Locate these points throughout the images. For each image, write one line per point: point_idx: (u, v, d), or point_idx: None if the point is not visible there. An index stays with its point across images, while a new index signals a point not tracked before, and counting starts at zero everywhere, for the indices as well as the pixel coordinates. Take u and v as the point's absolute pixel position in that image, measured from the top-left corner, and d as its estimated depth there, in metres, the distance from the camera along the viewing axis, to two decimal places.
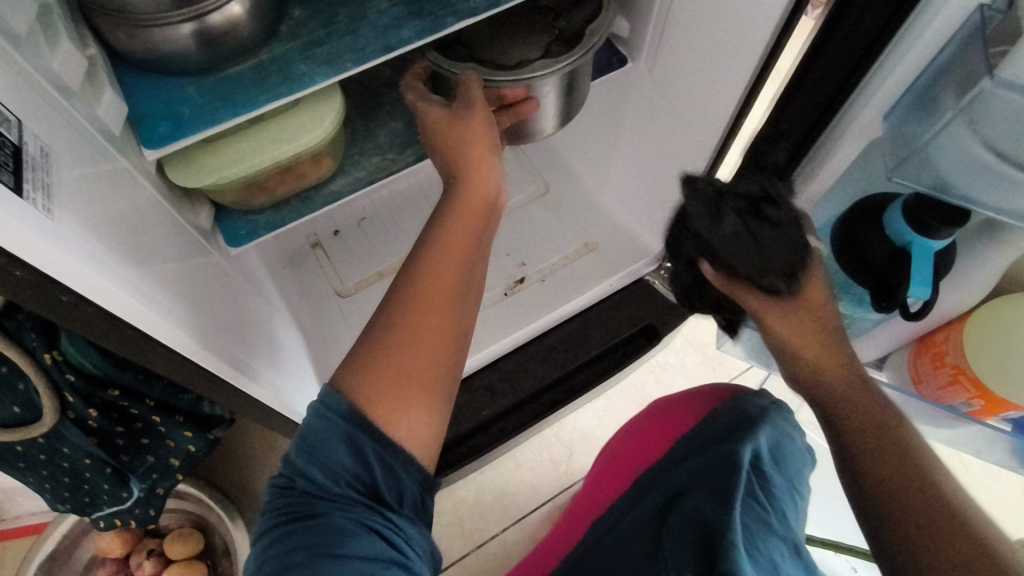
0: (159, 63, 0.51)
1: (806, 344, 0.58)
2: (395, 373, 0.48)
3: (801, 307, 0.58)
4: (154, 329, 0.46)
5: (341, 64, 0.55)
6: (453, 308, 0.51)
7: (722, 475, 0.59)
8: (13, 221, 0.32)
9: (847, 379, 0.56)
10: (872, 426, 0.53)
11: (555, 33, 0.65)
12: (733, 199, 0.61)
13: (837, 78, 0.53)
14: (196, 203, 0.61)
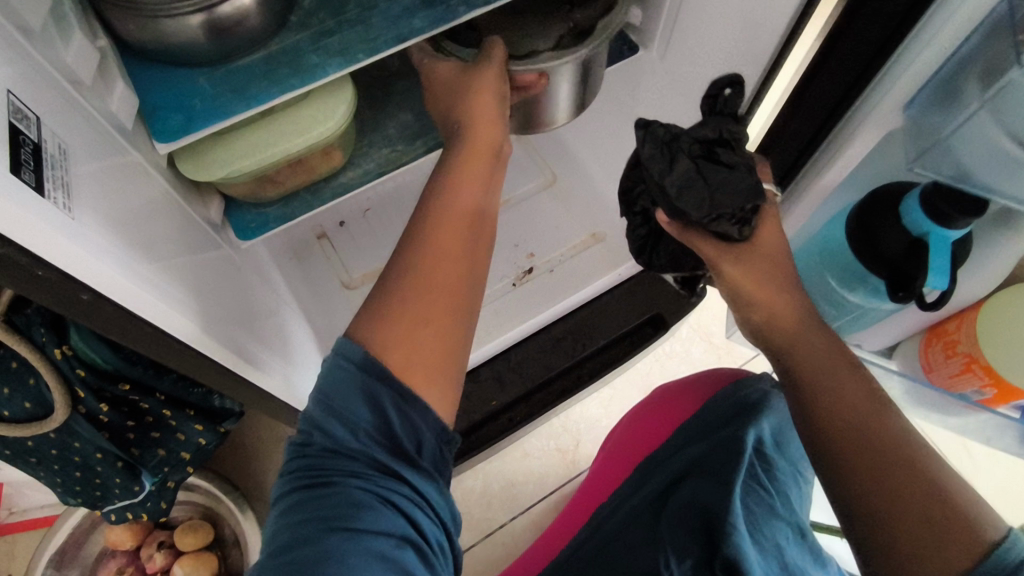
0: (169, 55, 0.50)
1: (756, 289, 0.56)
2: (410, 330, 0.48)
3: (756, 256, 0.58)
4: (172, 326, 0.45)
5: (353, 54, 0.54)
6: (452, 267, 0.51)
7: (723, 461, 0.55)
8: (37, 221, 0.32)
9: (799, 325, 0.54)
10: (829, 377, 0.51)
11: (569, 24, 0.63)
12: (689, 141, 0.57)
13: (855, 68, 0.52)
14: (207, 196, 0.61)
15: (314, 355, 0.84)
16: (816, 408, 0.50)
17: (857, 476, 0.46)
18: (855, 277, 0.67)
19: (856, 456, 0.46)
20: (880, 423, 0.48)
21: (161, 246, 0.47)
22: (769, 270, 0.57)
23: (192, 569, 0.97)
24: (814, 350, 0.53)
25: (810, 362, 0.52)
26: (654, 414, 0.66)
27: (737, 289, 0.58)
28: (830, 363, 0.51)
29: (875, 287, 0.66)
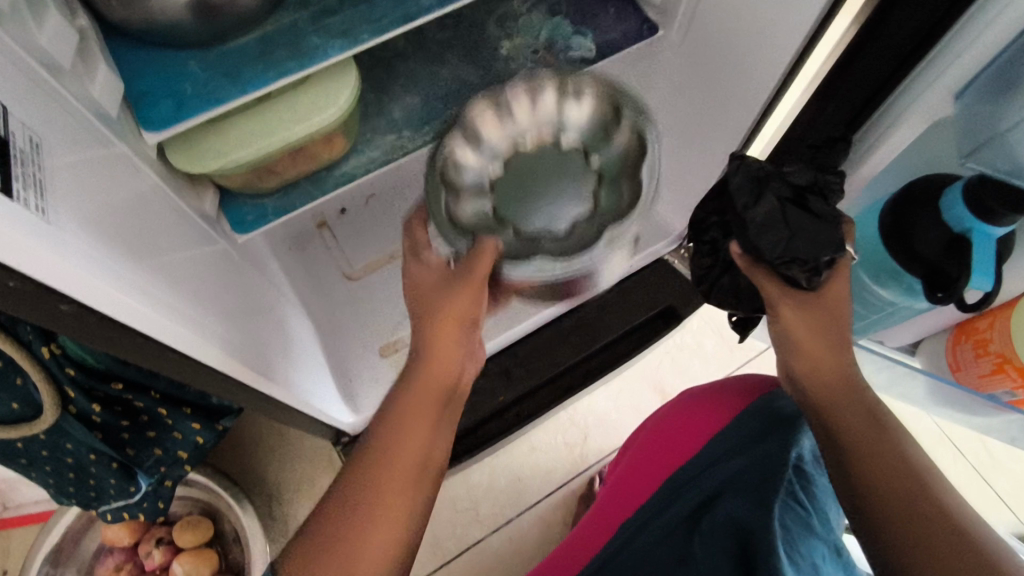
0: (157, 36, 0.46)
1: (809, 339, 0.59)
2: (363, 524, 0.49)
3: (822, 308, 0.59)
4: (165, 335, 0.42)
5: (357, 35, 0.50)
6: (414, 453, 0.53)
7: (761, 479, 0.55)
8: (6, 230, 0.28)
9: (843, 378, 0.57)
10: (867, 437, 0.53)
11: (590, 174, 0.63)
12: (779, 183, 0.58)
13: (892, 60, 0.48)
14: (200, 187, 0.57)
15: (315, 351, 0.80)
16: (849, 458, 0.52)
17: (887, 517, 0.48)
18: (887, 275, 0.64)
19: (888, 502, 0.49)
20: (911, 476, 0.50)
21: (162, 256, 0.44)
22: (824, 325, 0.59)
23: (193, 566, 0.95)
24: (852, 410, 0.55)
25: (848, 422, 0.54)
26: (677, 423, 0.65)
27: (788, 338, 0.60)
28: (871, 425, 0.54)
29: (909, 287, 0.63)
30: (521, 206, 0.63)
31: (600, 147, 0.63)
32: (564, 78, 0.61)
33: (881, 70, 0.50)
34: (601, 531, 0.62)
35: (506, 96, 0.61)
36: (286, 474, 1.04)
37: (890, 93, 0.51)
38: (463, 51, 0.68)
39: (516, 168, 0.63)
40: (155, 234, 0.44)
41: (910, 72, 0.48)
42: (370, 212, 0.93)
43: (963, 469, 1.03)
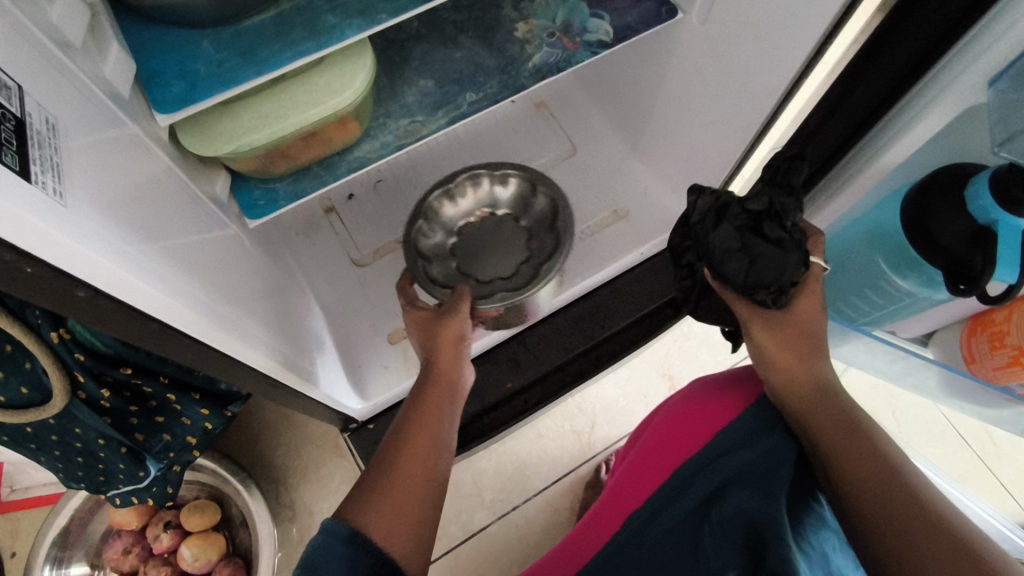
0: (172, 13, 0.45)
1: (779, 355, 0.60)
2: (392, 499, 0.49)
3: (790, 325, 0.61)
4: (181, 320, 0.41)
5: (373, 15, 0.49)
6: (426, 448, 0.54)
7: (771, 469, 0.54)
8: (23, 213, 0.27)
9: (815, 386, 0.58)
10: (849, 439, 0.53)
11: (524, 232, 0.81)
12: (737, 211, 0.62)
13: (937, 29, 0.48)
14: (211, 170, 0.55)
15: (325, 338, 0.80)
16: (831, 459, 0.53)
17: (877, 510, 0.48)
18: (908, 267, 0.63)
19: (876, 495, 0.49)
20: (892, 469, 0.51)
21: (176, 242, 0.43)
22: (800, 340, 0.60)
23: (201, 550, 0.95)
24: (828, 410, 0.56)
25: (821, 423, 0.55)
26: (687, 412, 0.64)
27: (766, 356, 0.61)
28: (840, 425, 0.55)
29: (930, 278, 0.62)
30: (476, 257, 0.81)
31: (526, 209, 0.82)
32: (491, 169, 0.80)
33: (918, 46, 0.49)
34: (607, 522, 0.61)
35: (454, 185, 0.80)
36: (293, 460, 1.05)
37: (927, 70, 0.51)
38: (477, 34, 0.67)
39: (474, 229, 0.82)
40: (171, 220, 0.44)
41: (952, 45, 0.48)
42: (377, 197, 0.94)
43: (969, 459, 1.03)
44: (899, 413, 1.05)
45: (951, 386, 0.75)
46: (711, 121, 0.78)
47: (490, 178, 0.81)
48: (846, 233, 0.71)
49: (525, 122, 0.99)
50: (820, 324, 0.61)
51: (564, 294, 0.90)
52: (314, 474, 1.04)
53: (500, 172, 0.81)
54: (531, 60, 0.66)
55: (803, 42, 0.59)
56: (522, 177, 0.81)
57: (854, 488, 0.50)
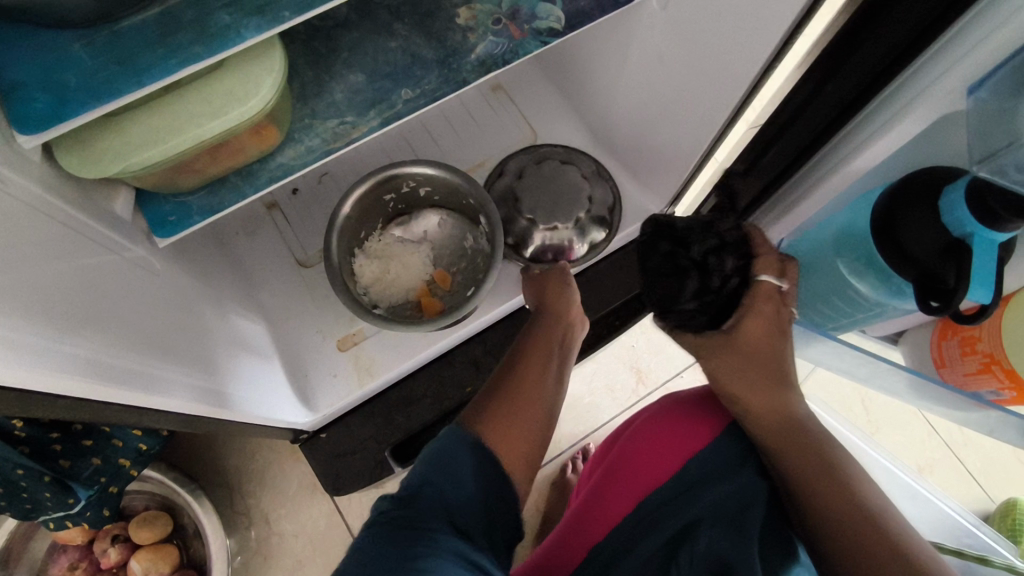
0: (29, 14, 0.38)
1: (736, 381, 0.58)
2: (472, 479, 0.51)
3: (739, 348, 0.58)
4: (53, 385, 0.36)
5: (276, 12, 0.43)
6: (522, 411, 0.61)
7: (741, 508, 0.52)
8: None
9: (783, 420, 0.55)
10: (822, 478, 0.51)
11: (460, 229, 0.84)
12: (660, 242, 0.66)
13: (914, 25, 0.42)
14: (108, 187, 0.49)
15: (264, 350, 0.75)
16: (806, 497, 0.51)
17: (850, 555, 0.46)
18: (875, 275, 0.59)
19: (853, 537, 0.47)
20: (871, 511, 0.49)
21: (43, 291, 0.37)
22: (764, 365, 0.57)
23: (151, 563, 0.92)
24: (799, 446, 0.53)
25: (797, 459, 0.53)
26: (666, 426, 0.62)
27: (728, 382, 0.58)
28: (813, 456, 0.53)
29: (900, 288, 0.57)
30: (399, 250, 0.81)
31: (455, 204, 0.83)
32: (410, 173, 0.77)
33: (893, 41, 0.44)
34: (598, 528, 0.58)
35: (367, 196, 0.76)
36: (248, 465, 1.00)
37: (899, 73, 0.46)
38: (415, 20, 0.60)
39: (399, 237, 0.83)
40: (34, 267, 0.37)
41: (928, 48, 0.43)
42: (323, 190, 0.88)
43: (936, 449, 1.02)
44: (866, 403, 1.03)
45: (920, 390, 0.73)
46: (676, 111, 0.73)
47: (412, 185, 0.79)
48: (818, 235, 0.66)
49: (482, 107, 0.92)
50: (779, 351, 0.58)
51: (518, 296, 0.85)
52: (269, 480, 1.00)
53: (421, 176, 0.77)
54: (474, 51, 0.60)
55: (772, 31, 0.53)
56: (500, 186, 0.88)
57: (837, 525, 0.48)
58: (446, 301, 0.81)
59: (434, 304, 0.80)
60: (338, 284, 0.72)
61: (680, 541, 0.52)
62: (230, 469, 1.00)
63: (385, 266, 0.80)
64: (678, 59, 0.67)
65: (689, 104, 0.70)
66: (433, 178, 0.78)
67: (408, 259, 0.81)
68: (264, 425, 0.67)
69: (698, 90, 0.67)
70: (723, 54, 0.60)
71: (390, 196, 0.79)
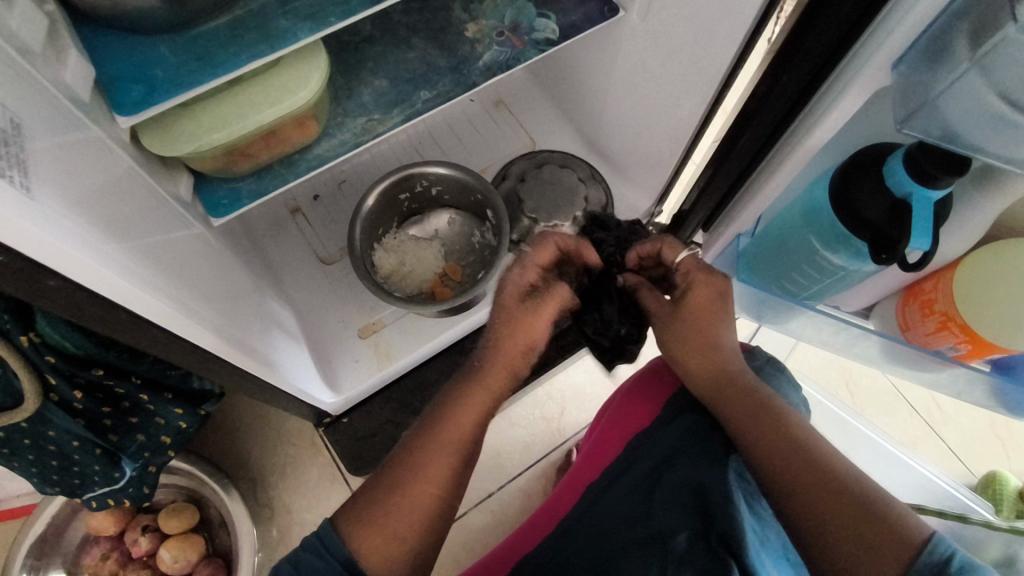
0: (126, 21, 0.47)
1: (689, 347, 0.60)
2: (382, 527, 0.51)
3: (688, 316, 0.60)
4: (148, 309, 0.44)
5: (324, 17, 0.52)
6: (465, 424, 0.55)
7: (709, 437, 0.62)
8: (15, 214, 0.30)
9: (723, 376, 0.58)
10: (761, 428, 0.55)
11: (470, 225, 0.93)
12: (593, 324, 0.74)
13: (835, 35, 0.52)
14: (173, 171, 0.58)
15: (294, 334, 0.83)
16: (749, 444, 0.55)
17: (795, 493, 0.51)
18: (837, 241, 0.67)
19: (790, 477, 0.52)
20: (834, 478, 0.51)
21: (142, 235, 0.46)
22: (701, 333, 0.60)
23: (180, 551, 0.96)
24: (736, 399, 0.57)
25: (734, 411, 0.57)
26: (635, 401, 0.72)
27: (677, 359, 0.61)
28: (754, 405, 0.56)
29: (858, 250, 0.66)
30: (413, 246, 0.90)
31: (464, 203, 0.92)
32: (421, 172, 0.86)
33: (827, 44, 0.53)
34: (571, 491, 0.70)
35: (385, 195, 0.85)
36: (271, 459, 1.06)
37: (834, 68, 0.55)
38: (429, 34, 0.70)
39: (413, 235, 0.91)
40: (139, 220, 0.46)
41: (853, 45, 0.52)
42: (342, 195, 0.97)
43: (918, 426, 1.09)
44: (851, 386, 1.11)
45: (891, 354, 0.80)
46: (658, 113, 0.82)
47: (426, 184, 0.88)
48: (785, 215, 0.75)
49: (485, 120, 1.02)
50: (720, 334, 0.59)
51: None
52: (291, 472, 1.06)
53: (435, 175, 0.86)
54: (481, 59, 0.69)
55: (736, 32, 0.63)
56: (504, 190, 0.97)
57: (793, 501, 0.51)
58: (456, 289, 0.89)
59: (444, 290, 0.88)
60: (361, 270, 0.80)
61: (664, 474, 0.62)
62: (253, 462, 1.06)
63: (402, 261, 0.89)
64: (657, 66, 0.77)
65: (669, 106, 0.80)
66: (444, 178, 0.87)
67: (421, 253, 0.89)
68: (294, 395, 0.74)
69: (675, 93, 0.77)
70: (696, 57, 0.70)
71: (405, 196, 0.88)
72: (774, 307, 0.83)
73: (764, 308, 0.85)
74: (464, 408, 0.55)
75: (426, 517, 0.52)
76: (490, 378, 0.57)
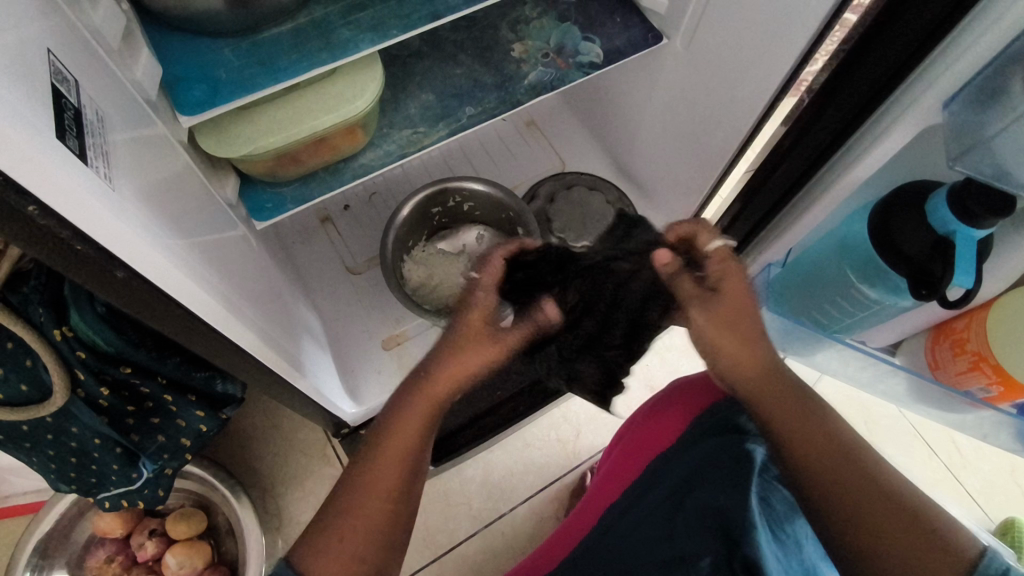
0: (194, 23, 0.47)
1: (723, 338, 0.52)
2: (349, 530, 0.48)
3: (727, 303, 0.52)
4: (200, 307, 0.44)
5: (387, 29, 0.53)
6: (405, 441, 0.50)
7: (726, 461, 0.61)
8: (94, 201, 0.30)
9: (765, 362, 0.52)
10: (807, 430, 0.50)
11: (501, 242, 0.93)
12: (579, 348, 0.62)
13: (882, 76, 0.53)
14: (221, 172, 0.58)
15: (320, 340, 0.83)
16: (795, 453, 0.50)
17: (839, 506, 0.48)
18: (874, 273, 0.67)
19: (837, 492, 0.48)
20: (888, 485, 0.49)
21: (179, 211, 0.44)
22: (734, 318, 0.52)
23: (186, 558, 0.94)
24: (782, 394, 0.51)
25: (774, 408, 0.51)
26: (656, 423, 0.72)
27: (701, 338, 0.53)
28: (795, 405, 0.51)
29: (897, 285, 0.65)
30: (442, 261, 0.90)
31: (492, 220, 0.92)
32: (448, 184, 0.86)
33: (869, 86, 0.54)
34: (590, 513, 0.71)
35: (420, 208, 0.86)
36: (282, 467, 1.05)
37: (877, 109, 0.56)
38: (476, 52, 0.71)
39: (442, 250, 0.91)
40: (173, 196, 0.44)
41: (901, 85, 0.53)
42: (372, 206, 0.97)
43: (936, 467, 1.08)
44: (868, 422, 1.10)
45: (919, 392, 0.80)
46: (691, 141, 0.83)
47: (458, 200, 0.89)
48: (817, 249, 0.75)
49: (517, 139, 1.03)
50: (752, 315, 0.52)
51: None
52: (302, 482, 1.04)
53: (469, 191, 0.88)
54: (526, 78, 0.70)
55: (779, 67, 0.64)
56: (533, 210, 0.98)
57: (847, 520, 0.47)
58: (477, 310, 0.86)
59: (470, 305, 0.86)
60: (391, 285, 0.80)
61: (688, 496, 0.62)
62: (264, 469, 1.05)
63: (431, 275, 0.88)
64: (695, 96, 0.78)
65: (704, 135, 0.80)
66: (479, 194, 0.88)
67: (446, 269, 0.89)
68: (318, 401, 0.73)
69: (712, 124, 0.78)
70: (736, 89, 0.71)
71: (437, 211, 0.90)
72: (803, 339, 0.84)
73: (793, 340, 0.85)
74: (399, 424, 0.50)
75: (377, 530, 0.49)
76: (433, 390, 0.51)
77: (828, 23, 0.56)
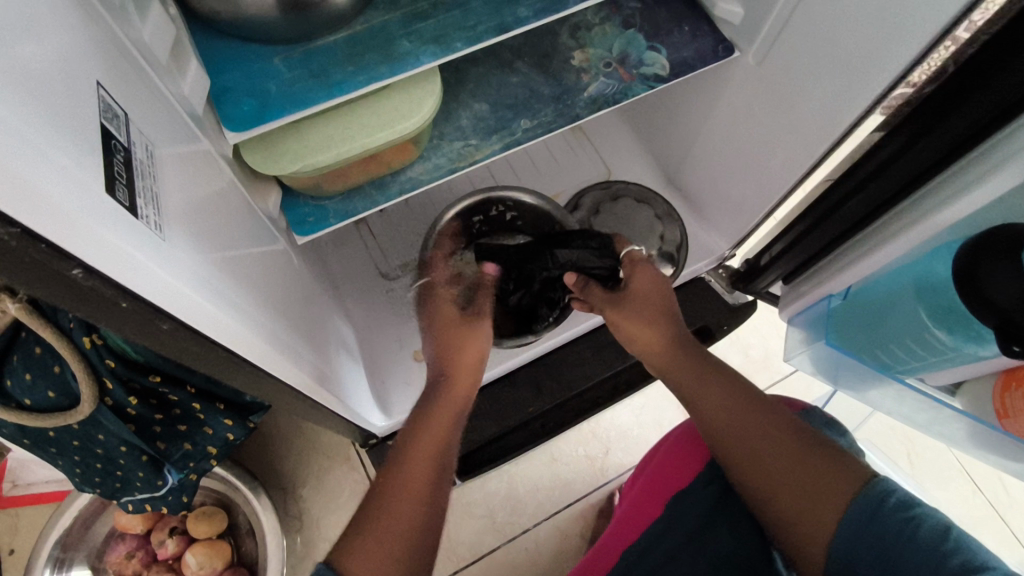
0: (246, 31, 0.44)
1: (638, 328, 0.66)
2: (382, 526, 0.50)
3: (632, 295, 0.68)
4: (242, 344, 0.41)
5: (449, 42, 0.49)
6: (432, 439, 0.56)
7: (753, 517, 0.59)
8: (138, 253, 0.27)
9: (667, 337, 0.65)
10: (717, 401, 0.59)
11: None
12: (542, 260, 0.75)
13: (985, 116, 0.48)
14: (264, 187, 0.55)
15: (353, 350, 0.80)
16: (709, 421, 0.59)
17: (744, 471, 0.55)
18: (956, 318, 0.62)
19: (738, 457, 0.56)
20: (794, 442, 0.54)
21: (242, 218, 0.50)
22: (651, 312, 0.66)
23: (206, 558, 0.93)
24: (685, 367, 0.63)
25: (683, 379, 0.63)
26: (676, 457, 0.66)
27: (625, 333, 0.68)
28: (699, 376, 0.62)
29: (979, 333, 0.60)
30: None
31: None
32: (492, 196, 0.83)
33: (966, 128, 0.50)
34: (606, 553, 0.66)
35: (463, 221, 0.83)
36: (304, 469, 1.03)
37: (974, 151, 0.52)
38: (535, 60, 0.67)
39: None
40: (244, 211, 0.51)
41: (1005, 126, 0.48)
42: (408, 209, 0.93)
43: (980, 505, 1.03)
44: (911, 454, 1.06)
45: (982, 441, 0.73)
46: (752, 160, 0.78)
47: (502, 209, 0.84)
48: (885, 285, 0.70)
49: (562, 145, 0.99)
50: (658, 298, 0.67)
51: (564, 332, 0.93)
52: (324, 486, 1.02)
53: (517, 201, 0.84)
54: (586, 90, 0.66)
55: (865, 91, 0.58)
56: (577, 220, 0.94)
57: (754, 483, 0.55)
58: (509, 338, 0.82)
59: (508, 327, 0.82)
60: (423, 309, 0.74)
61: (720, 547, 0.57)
62: (286, 470, 1.03)
63: None
64: (761, 113, 0.73)
65: (767, 154, 0.75)
66: (524, 205, 0.84)
67: None
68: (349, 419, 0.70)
69: (778, 144, 0.73)
70: (810, 110, 0.66)
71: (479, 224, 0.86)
72: (860, 374, 0.78)
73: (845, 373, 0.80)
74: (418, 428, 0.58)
75: (411, 528, 0.51)
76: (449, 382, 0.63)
77: (930, 49, 0.50)
